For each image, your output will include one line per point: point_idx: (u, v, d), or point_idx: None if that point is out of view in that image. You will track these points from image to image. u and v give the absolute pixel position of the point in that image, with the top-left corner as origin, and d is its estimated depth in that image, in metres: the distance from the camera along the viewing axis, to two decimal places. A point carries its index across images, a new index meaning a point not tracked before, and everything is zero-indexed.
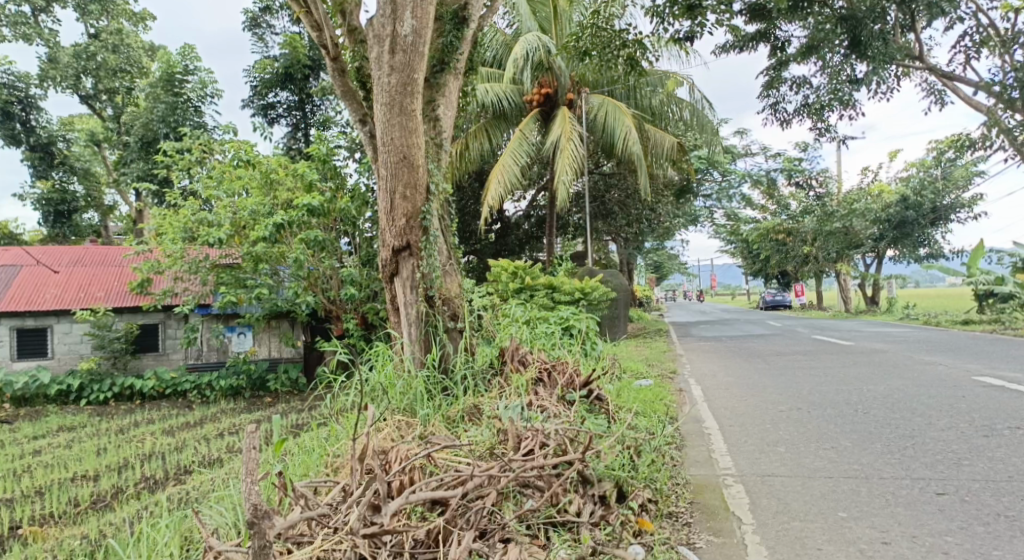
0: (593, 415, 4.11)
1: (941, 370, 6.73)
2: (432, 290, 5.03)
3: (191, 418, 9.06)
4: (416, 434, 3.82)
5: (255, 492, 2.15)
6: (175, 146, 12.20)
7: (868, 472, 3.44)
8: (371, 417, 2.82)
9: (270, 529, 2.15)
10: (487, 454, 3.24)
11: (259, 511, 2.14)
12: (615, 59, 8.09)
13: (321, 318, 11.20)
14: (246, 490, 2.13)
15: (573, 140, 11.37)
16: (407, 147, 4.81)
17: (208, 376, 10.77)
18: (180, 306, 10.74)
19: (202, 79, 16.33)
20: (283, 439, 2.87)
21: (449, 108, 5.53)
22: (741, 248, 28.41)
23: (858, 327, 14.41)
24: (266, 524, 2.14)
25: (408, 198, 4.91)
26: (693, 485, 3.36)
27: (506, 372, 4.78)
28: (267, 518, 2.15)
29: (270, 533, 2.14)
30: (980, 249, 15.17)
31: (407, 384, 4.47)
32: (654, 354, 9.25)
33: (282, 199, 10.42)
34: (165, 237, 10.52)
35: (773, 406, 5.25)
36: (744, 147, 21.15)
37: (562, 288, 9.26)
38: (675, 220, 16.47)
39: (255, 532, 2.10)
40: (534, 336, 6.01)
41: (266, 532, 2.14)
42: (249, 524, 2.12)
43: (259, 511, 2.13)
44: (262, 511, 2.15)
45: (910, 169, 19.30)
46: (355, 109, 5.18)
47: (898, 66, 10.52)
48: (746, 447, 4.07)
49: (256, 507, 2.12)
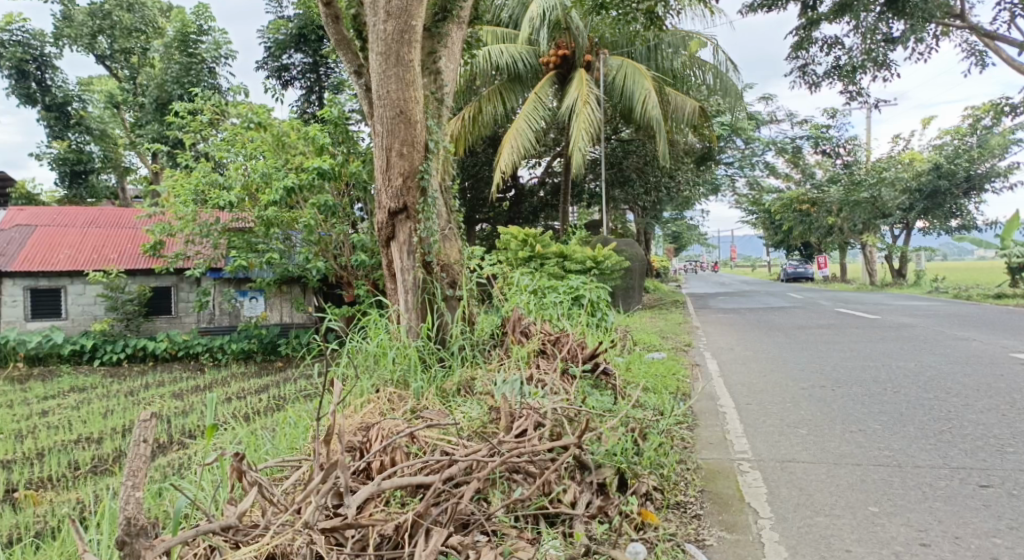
0: (597, 393, 3.85)
1: (976, 346, 6.32)
2: (430, 255, 4.71)
3: (201, 382, 8.94)
4: (407, 411, 3.58)
5: (134, 503, 2.00)
6: (186, 107, 11.94)
7: (901, 459, 3.10)
8: (335, 396, 2.46)
9: (147, 549, 1.98)
10: (477, 435, 3.00)
11: (134, 525, 2.00)
12: (634, 13, 7.58)
13: (332, 284, 11.05)
14: (123, 501, 1.98)
15: (590, 104, 10.87)
16: (404, 101, 4.46)
17: (220, 339, 10.63)
18: (192, 270, 10.57)
19: (216, 40, 15.99)
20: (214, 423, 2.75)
21: (451, 60, 5.17)
22: (763, 219, 27.68)
23: (884, 300, 13.90)
24: (141, 544, 1.98)
25: (406, 156, 4.57)
26: (704, 471, 3.07)
27: (508, 344, 4.52)
28: (142, 536, 2.00)
29: (143, 555, 1.97)
30: (1015, 220, 14.43)
31: (400, 354, 4.25)
32: (670, 325, 8.94)
33: (293, 162, 10.15)
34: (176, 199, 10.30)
35: (794, 383, 4.93)
36: (770, 114, 20.38)
37: (573, 255, 8.95)
38: (697, 188, 15.96)
39: (126, 552, 1.95)
40: (542, 306, 5.72)
41: (141, 552, 1.98)
42: (121, 542, 1.97)
43: (132, 527, 1.98)
44: (139, 526, 2.00)
45: (945, 137, 18.48)
46: (349, 60, 4.81)
47: (937, 24, 9.86)
48: (764, 429, 3.76)
49: (129, 523, 1.97)
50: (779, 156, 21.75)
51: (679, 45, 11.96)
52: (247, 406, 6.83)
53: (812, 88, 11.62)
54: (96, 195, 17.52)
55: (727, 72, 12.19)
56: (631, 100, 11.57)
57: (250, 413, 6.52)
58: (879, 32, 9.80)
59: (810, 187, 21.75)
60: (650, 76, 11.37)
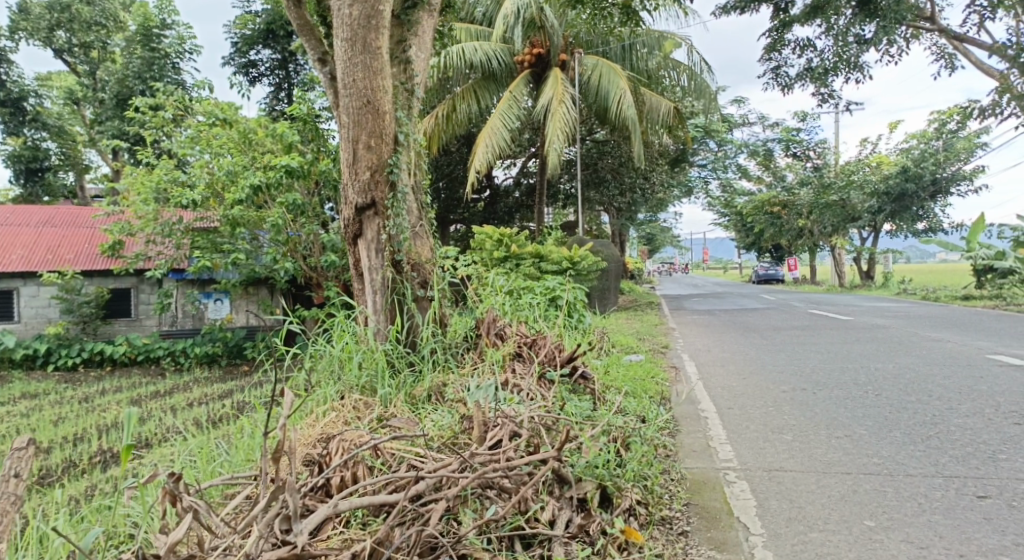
0: (576, 398, 3.68)
1: (952, 348, 6.29)
2: (399, 253, 4.48)
3: (161, 387, 8.53)
4: (372, 423, 3.35)
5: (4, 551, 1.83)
6: (148, 102, 11.49)
7: (892, 467, 2.96)
8: (286, 408, 2.05)
9: None
10: (448, 446, 2.80)
11: None
12: (609, 8, 7.39)
13: (301, 285, 10.74)
14: None
15: (565, 103, 10.71)
16: (372, 90, 4.24)
17: (183, 342, 10.18)
18: (153, 271, 10.13)
19: (180, 35, 15.46)
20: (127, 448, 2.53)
21: (422, 50, 4.93)
22: (734, 222, 27.92)
23: (854, 302, 14.00)
24: None
25: (373, 148, 4.34)
26: (689, 482, 2.90)
27: (481, 347, 4.32)
28: None
29: None
30: (980, 223, 14.61)
31: (366, 358, 4.01)
32: (645, 327, 8.82)
33: (260, 160, 9.75)
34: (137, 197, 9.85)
35: (775, 386, 4.81)
36: (741, 117, 20.49)
37: (549, 256, 8.77)
38: (671, 190, 15.95)
39: None
40: (517, 307, 5.52)
41: None
42: None
43: None
44: None
45: (911, 141, 18.79)
46: (313, 46, 4.54)
47: (908, 27, 9.89)
48: (748, 434, 3.61)
49: None
50: (750, 159, 21.91)
51: (654, 46, 11.94)
52: (210, 414, 6.48)
53: (785, 90, 11.64)
54: (52, 194, 16.82)
55: (702, 74, 12.00)
56: (606, 100, 11.41)
57: (213, 421, 6.18)
58: (851, 34, 9.78)
59: (780, 189, 22.07)
60: (625, 76, 11.25)
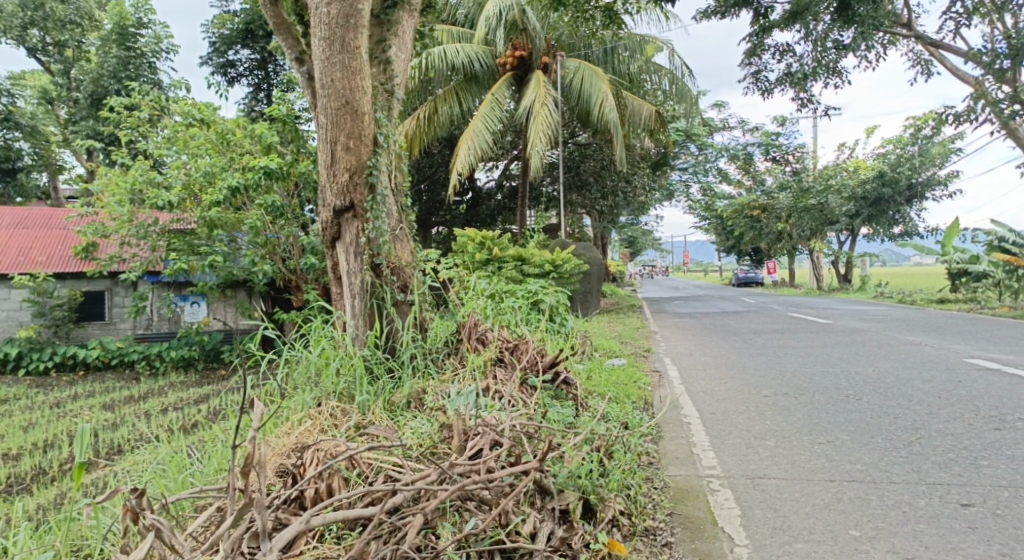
0: (558, 404, 3.63)
1: (930, 351, 6.34)
2: (379, 257, 4.39)
3: (135, 392, 8.33)
4: (350, 432, 3.27)
5: None
6: (123, 102, 11.26)
7: (876, 474, 2.94)
8: (256, 420, 2.00)
9: None
10: (427, 456, 2.73)
11: None
12: (591, 10, 7.35)
13: (280, 288, 10.59)
14: None
15: (547, 106, 10.68)
16: (351, 91, 4.15)
17: (158, 346, 9.94)
18: (127, 273, 9.90)
19: (157, 34, 15.19)
20: (79, 468, 2.59)
21: (402, 50, 4.85)
22: (714, 225, 28.14)
23: (834, 305, 14.13)
24: None
25: (352, 150, 4.26)
26: (672, 490, 2.86)
27: (463, 353, 4.26)
28: None
29: None
30: (955, 227, 14.81)
31: (344, 364, 3.92)
32: (627, 330, 8.81)
33: (238, 161, 9.58)
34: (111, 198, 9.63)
35: (757, 391, 4.80)
36: (722, 121, 20.63)
37: (531, 259, 8.72)
38: (652, 193, 16.00)
39: None
40: (499, 311, 5.46)
41: None
42: None
43: None
44: None
45: (888, 146, 19.06)
46: (290, 45, 4.44)
47: (885, 33, 10.01)
48: (731, 441, 3.58)
49: None
50: (730, 163, 22.07)
51: (636, 50, 11.94)
52: (186, 420, 6.32)
53: (765, 94, 11.71)
54: (25, 195, 16.43)
55: (683, 77, 12.08)
56: (588, 103, 11.40)
57: (189, 427, 6.03)
58: (830, 39, 9.89)
59: (760, 193, 22.30)
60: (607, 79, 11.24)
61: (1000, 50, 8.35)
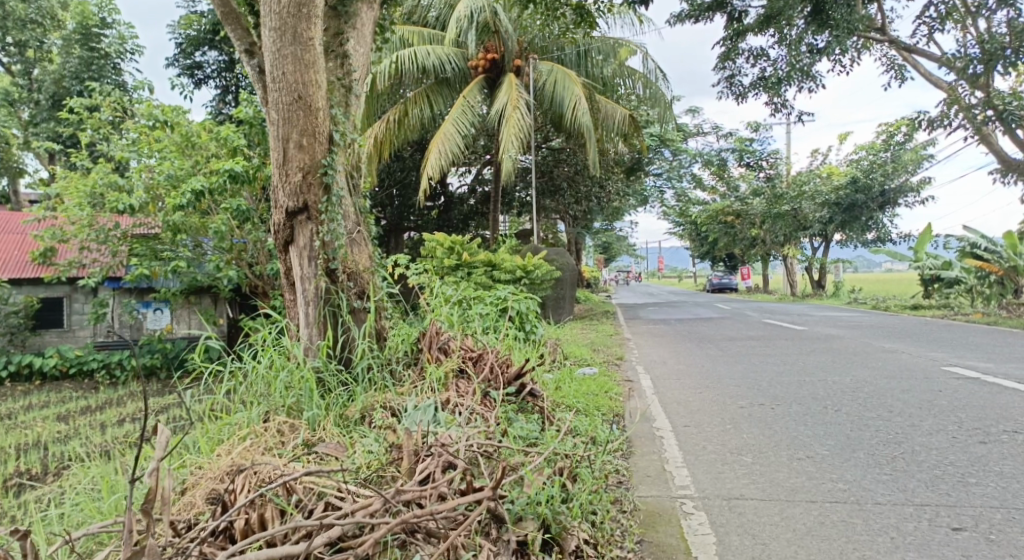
0: (523, 420, 3.40)
1: (907, 359, 6.25)
2: (334, 261, 4.11)
3: (93, 402, 7.89)
4: (297, 452, 3.00)
5: None
6: (82, 103, 10.82)
7: (860, 494, 2.76)
8: (159, 451, 1.61)
9: None
10: (374, 480, 2.47)
11: None
12: (563, 8, 7.14)
13: (246, 294, 10.22)
14: None
15: (519, 109, 10.49)
16: (304, 85, 3.89)
17: (118, 354, 9.43)
18: (86, 279, 9.41)
19: (121, 34, 14.71)
20: None
21: (361, 43, 4.60)
22: (689, 231, 28.30)
23: (807, 311, 14.13)
24: None
25: (305, 148, 3.99)
26: (642, 515, 2.65)
27: (422, 364, 4.03)
28: None
29: None
30: (928, 233, 14.94)
31: (294, 377, 3.64)
32: (601, 337, 8.63)
33: (203, 165, 9.19)
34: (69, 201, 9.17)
35: (732, 401, 4.62)
36: (696, 126, 20.66)
37: (502, 264, 8.54)
38: (627, 198, 15.92)
39: None
40: (465, 318, 5.24)
41: None
42: None
43: None
44: None
45: (860, 152, 19.27)
46: (239, 36, 4.15)
47: (859, 37, 10.02)
48: (705, 457, 3.38)
49: None
50: (705, 169, 22.08)
51: (609, 52, 11.87)
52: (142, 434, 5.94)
53: (739, 99, 11.68)
54: None
55: (657, 81, 11.99)
56: (561, 106, 11.21)
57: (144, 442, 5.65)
58: (804, 43, 9.87)
59: (734, 199, 22.47)
60: (580, 82, 11.07)
61: (974, 55, 8.38)
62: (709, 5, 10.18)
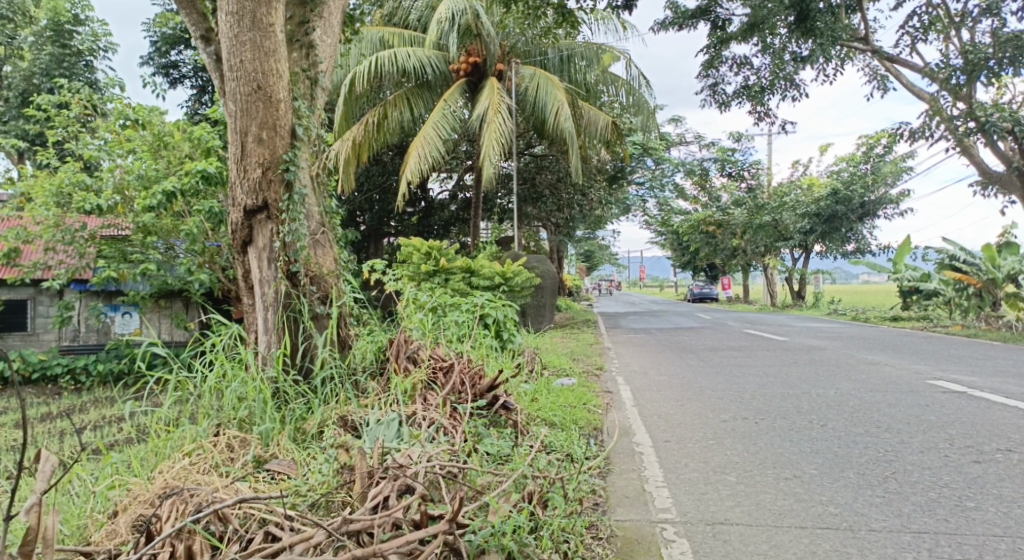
0: (494, 437, 3.16)
1: (890, 372, 6.12)
2: (295, 263, 3.84)
3: (55, 408, 7.47)
4: (244, 470, 2.74)
5: None
6: (49, 100, 10.41)
7: (853, 520, 2.56)
8: (39, 484, 1.51)
9: None
10: (320, 507, 2.22)
11: None
12: (544, 7, 6.89)
13: (218, 298, 9.86)
14: None
15: (501, 113, 10.28)
16: (263, 74, 3.66)
17: (84, 359, 8.94)
18: (51, 282, 9.00)
19: (95, 31, 14.30)
20: None
21: (328, 34, 4.37)
22: (671, 240, 28.31)
23: (789, 322, 14.05)
24: None
25: (265, 142, 3.74)
26: (618, 542, 2.43)
27: (390, 374, 3.80)
28: None
29: None
30: (906, 245, 14.98)
31: (247, 387, 3.35)
32: (580, 346, 8.41)
33: (177, 167, 8.84)
34: (35, 202, 8.70)
35: (715, 415, 4.43)
36: (678, 135, 20.62)
37: (480, 270, 8.31)
38: (609, 206, 15.78)
39: None
40: (438, 326, 4.99)
41: None
42: None
43: None
44: None
45: (840, 164, 19.38)
46: (195, 21, 3.91)
47: (842, 47, 9.97)
48: (687, 476, 3.17)
49: None
50: (687, 178, 22.07)
51: (592, 59, 11.68)
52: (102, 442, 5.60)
53: (722, 107, 11.60)
54: None
55: (640, 88, 11.84)
56: (543, 112, 11.02)
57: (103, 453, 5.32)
58: (788, 52, 9.82)
59: (715, 209, 22.50)
60: (563, 87, 10.89)
61: (956, 66, 8.34)
62: (693, 12, 10.08)
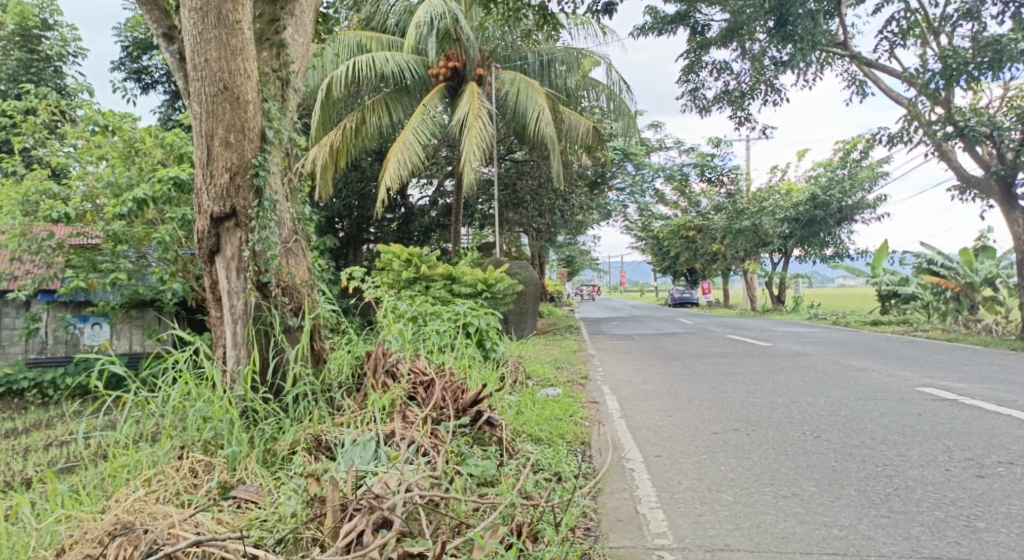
0: (479, 457, 2.98)
1: (878, 379, 6.03)
2: (265, 274, 3.61)
3: (20, 424, 7.08)
4: (207, 499, 2.53)
5: None
6: (13, 107, 10.03)
7: (860, 544, 2.42)
8: None
9: None
10: (287, 545, 2.03)
11: None
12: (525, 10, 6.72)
13: (193, 307, 9.53)
14: None
15: (481, 118, 10.10)
16: (230, 74, 3.46)
17: (51, 372, 8.50)
18: (15, 293, 8.53)
19: (64, 36, 13.88)
20: None
21: (300, 33, 4.18)
22: (652, 245, 28.35)
23: (773, 326, 14.00)
24: None
25: (233, 145, 3.53)
26: None
27: (366, 390, 3.56)
28: None
29: None
30: (884, 249, 15.07)
31: (212, 406, 3.13)
32: (565, 353, 8.24)
33: (148, 173, 8.47)
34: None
35: (706, 427, 4.29)
36: (659, 141, 20.64)
37: (462, 277, 8.12)
38: (590, 212, 15.67)
39: None
40: (418, 336, 4.79)
41: None
42: None
43: None
44: None
45: (818, 169, 19.52)
46: (157, 19, 3.70)
47: (821, 53, 9.98)
48: (681, 495, 3.01)
49: None
50: (668, 184, 22.10)
51: (572, 64, 11.56)
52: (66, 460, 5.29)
53: (703, 112, 11.57)
54: None
55: (621, 93, 11.76)
56: (524, 116, 10.86)
57: None
58: (768, 57, 9.79)
59: (695, 214, 22.57)
60: (544, 91, 10.75)
61: (935, 70, 8.36)
62: (673, 17, 10.02)
